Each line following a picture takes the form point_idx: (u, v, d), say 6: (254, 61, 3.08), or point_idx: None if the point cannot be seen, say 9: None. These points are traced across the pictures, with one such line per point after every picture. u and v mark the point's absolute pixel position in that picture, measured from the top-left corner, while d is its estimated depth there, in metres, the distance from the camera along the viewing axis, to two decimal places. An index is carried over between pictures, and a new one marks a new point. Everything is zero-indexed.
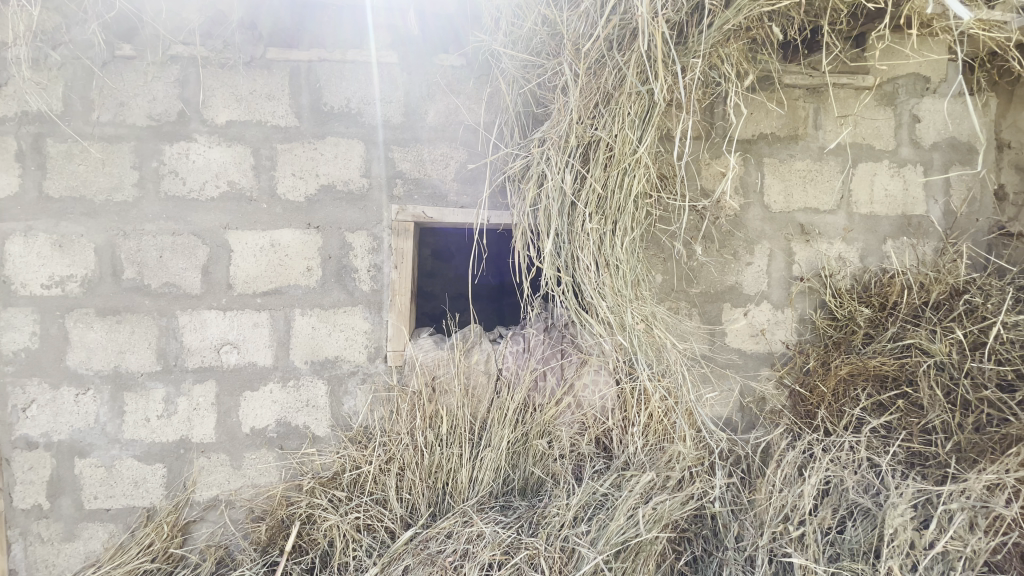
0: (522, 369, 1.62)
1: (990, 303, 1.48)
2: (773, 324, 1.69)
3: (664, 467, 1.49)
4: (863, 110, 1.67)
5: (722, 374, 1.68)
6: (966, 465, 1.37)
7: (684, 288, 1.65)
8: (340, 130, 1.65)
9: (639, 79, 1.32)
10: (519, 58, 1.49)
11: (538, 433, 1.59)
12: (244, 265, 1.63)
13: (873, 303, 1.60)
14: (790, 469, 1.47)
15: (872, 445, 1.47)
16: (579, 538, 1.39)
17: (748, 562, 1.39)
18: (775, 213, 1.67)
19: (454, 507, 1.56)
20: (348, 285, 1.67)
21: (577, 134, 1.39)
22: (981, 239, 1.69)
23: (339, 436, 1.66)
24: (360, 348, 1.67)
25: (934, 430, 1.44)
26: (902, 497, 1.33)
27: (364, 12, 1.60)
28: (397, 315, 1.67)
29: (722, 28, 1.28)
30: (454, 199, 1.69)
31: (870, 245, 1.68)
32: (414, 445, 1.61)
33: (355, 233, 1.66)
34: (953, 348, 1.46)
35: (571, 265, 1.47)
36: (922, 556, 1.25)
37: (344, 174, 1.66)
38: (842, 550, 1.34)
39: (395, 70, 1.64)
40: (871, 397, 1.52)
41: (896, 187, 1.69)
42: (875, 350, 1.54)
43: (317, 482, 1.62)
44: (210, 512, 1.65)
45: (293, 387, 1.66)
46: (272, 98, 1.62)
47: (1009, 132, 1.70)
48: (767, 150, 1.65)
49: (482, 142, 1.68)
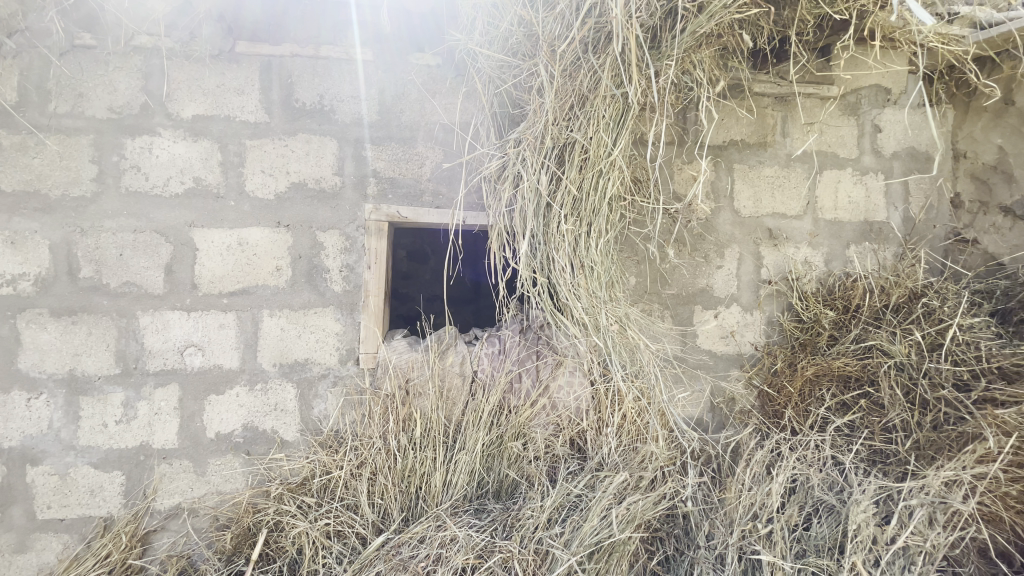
0: (497, 371, 1.62)
1: (946, 307, 1.56)
2: (742, 326, 1.72)
3: (637, 467, 1.50)
4: (828, 119, 1.72)
5: (694, 375, 1.71)
6: (924, 462, 1.41)
7: (656, 290, 1.67)
8: (312, 127, 1.62)
9: (614, 82, 1.33)
10: (495, 58, 1.48)
11: (512, 435, 1.58)
12: (210, 265, 1.58)
13: (836, 306, 1.66)
14: (758, 468, 1.49)
15: (836, 443, 1.51)
16: (552, 540, 1.38)
17: (718, 560, 1.39)
18: (744, 218, 1.71)
19: (426, 511, 1.53)
20: (319, 285, 1.63)
21: (553, 135, 1.40)
22: (939, 245, 1.76)
23: (308, 441, 1.63)
24: (332, 350, 1.64)
25: (895, 429, 1.48)
26: (864, 494, 1.36)
27: (347, 6, 1.56)
28: (370, 317, 1.64)
29: (695, 33, 1.30)
30: (429, 199, 1.67)
31: (835, 250, 1.74)
32: (386, 449, 1.58)
33: (327, 232, 1.63)
34: (912, 349, 1.52)
35: (547, 267, 1.47)
36: (883, 551, 1.28)
37: (316, 172, 1.62)
38: (808, 547, 1.36)
39: (373, 69, 1.62)
40: (835, 396, 1.56)
41: (859, 194, 1.75)
42: (839, 351, 1.59)
43: (285, 489, 1.57)
44: (172, 521, 1.59)
45: (260, 391, 1.61)
46: (241, 93, 1.58)
47: (965, 142, 1.78)
48: (737, 156, 1.69)
49: (458, 142, 1.67)
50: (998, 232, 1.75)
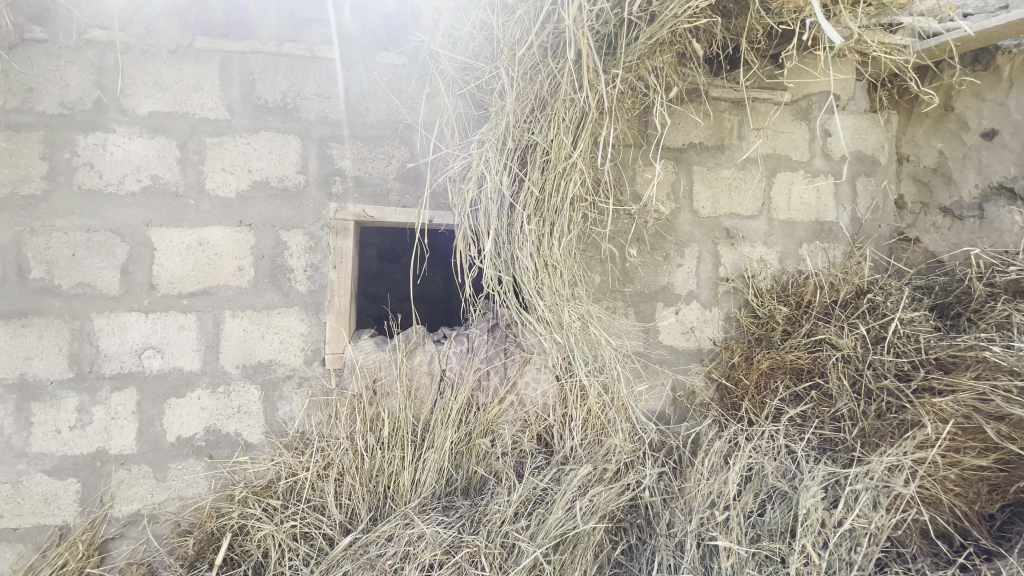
0: (466, 369, 1.64)
1: (889, 302, 1.66)
2: (701, 322, 1.79)
3: (601, 460, 1.54)
4: (780, 123, 1.80)
5: (655, 370, 1.76)
6: (869, 448, 1.49)
7: (619, 288, 1.72)
8: (274, 125, 1.60)
9: (573, 86, 1.36)
10: (458, 60, 1.49)
11: (480, 432, 1.60)
12: (169, 265, 1.55)
13: (790, 302, 1.74)
14: (716, 458, 1.56)
15: (790, 432, 1.58)
16: (519, 533, 1.41)
17: (678, 547, 1.44)
18: (702, 218, 1.77)
19: (394, 510, 1.53)
20: (283, 286, 1.61)
21: (515, 136, 1.42)
22: (883, 244, 1.87)
23: (273, 443, 1.61)
24: (297, 351, 1.62)
25: (843, 418, 1.57)
26: (814, 480, 1.44)
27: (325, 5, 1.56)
28: (336, 317, 1.63)
29: (648, 41, 1.34)
30: (395, 199, 1.67)
31: (788, 249, 1.82)
32: (353, 449, 1.57)
33: (291, 232, 1.61)
34: (858, 342, 1.61)
35: (512, 266, 1.49)
36: (831, 533, 1.35)
37: (279, 170, 1.60)
38: (762, 532, 1.42)
39: (336, 67, 1.61)
40: (789, 388, 1.64)
41: (810, 195, 1.83)
42: (792, 345, 1.67)
43: (250, 492, 1.55)
44: (131, 529, 1.54)
45: (223, 393, 1.59)
46: (200, 90, 1.55)
47: (908, 147, 1.88)
48: (696, 159, 1.75)
49: (423, 142, 1.67)
50: (939, 231, 1.84)
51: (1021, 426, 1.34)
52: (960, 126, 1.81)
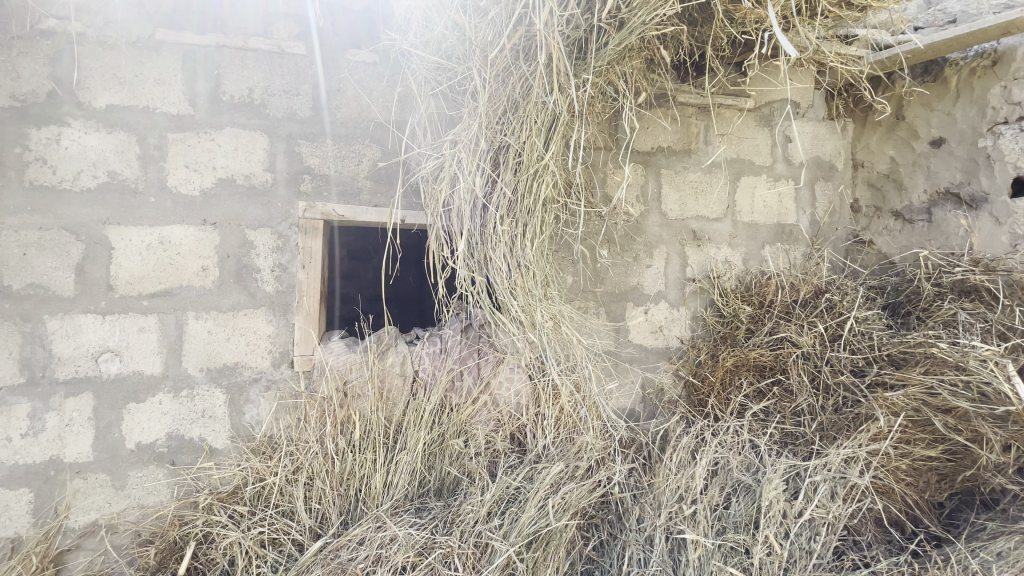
0: (439, 369, 1.64)
1: (845, 301, 1.73)
2: (669, 322, 1.83)
3: (573, 457, 1.56)
4: (744, 129, 1.86)
5: (625, 368, 1.79)
6: (827, 441, 1.56)
7: (590, 289, 1.75)
8: (241, 121, 1.56)
9: (545, 90, 1.37)
10: (431, 60, 1.48)
11: (454, 433, 1.59)
12: (128, 265, 1.49)
13: (753, 302, 1.80)
14: (683, 453, 1.60)
15: (753, 428, 1.64)
16: (492, 532, 1.40)
17: (647, 541, 1.46)
18: (670, 220, 1.81)
19: (366, 513, 1.51)
20: (249, 286, 1.58)
21: (487, 138, 1.43)
22: (840, 245, 1.95)
23: (239, 448, 1.57)
24: (264, 353, 1.59)
25: (803, 413, 1.63)
26: (776, 472, 1.49)
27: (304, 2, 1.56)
28: (305, 318, 1.61)
29: (618, 47, 1.36)
30: (366, 198, 1.65)
31: (752, 250, 1.88)
32: (323, 453, 1.55)
33: (257, 231, 1.57)
34: (816, 340, 1.67)
35: (485, 267, 1.50)
36: (792, 523, 1.40)
37: (245, 167, 1.56)
38: (727, 524, 1.45)
39: (305, 63, 1.59)
40: (752, 384, 1.70)
41: (772, 199, 1.90)
42: (756, 343, 1.73)
43: (215, 498, 1.51)
44: (87, 540, 1.48)
45: (186, 397, 1.54)
46: (162, 84, 1.50)
47: (863, 153, 1.98)
48: (664, 162, 1.80)
49: (394, 141, 1.66)
50: (891, 234, 1.93)
51: (966, 417, 1.44)
52: (910, 134, 1.88)
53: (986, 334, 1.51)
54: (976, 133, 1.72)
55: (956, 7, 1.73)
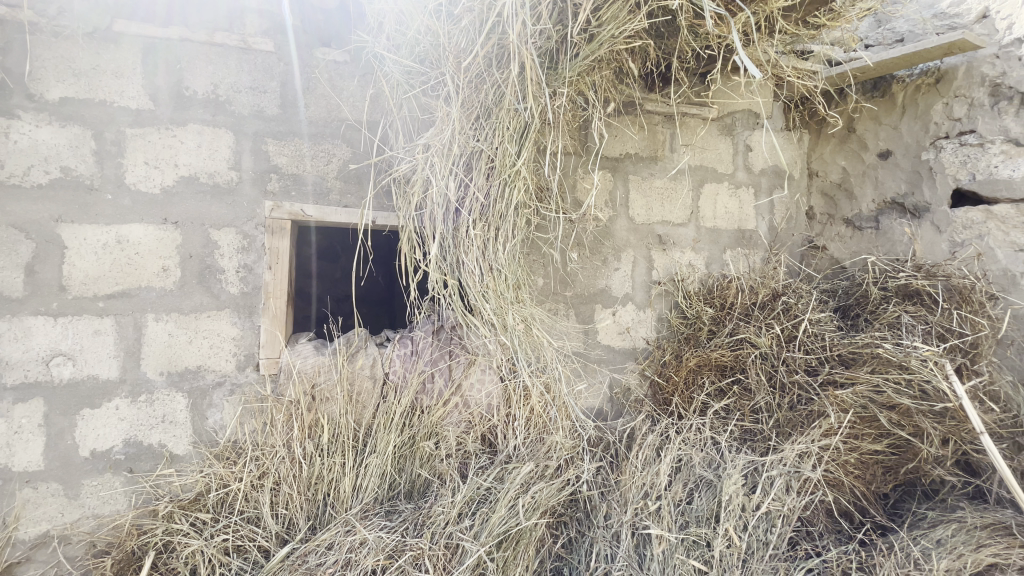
0: (410, 372, 1.64)
1: (800, 303, 1.81)
2: (636, 323, 1.88)
3: (543, 457, 1.58)
4: (708, 137, 1.93)
5: (594, 368, 1.83)
6: (783, 437, 1.63)
7: (560, 291, 1.78)
8: (204, 118, 1.52)
9: (517, 98, 1.39)
10: (403, 63, 1.48)
11: (424, 435, 1.60)
12: (83, 265, 1.43)
13: (715, 304, 1.87)
14: (649, 451, 1.65)
15: (715, 425, 1.70)
16: (462, 534, 1.40)
17: (614, 538, 1.50)
18: (637, 224, 1.86)
19: (334, 517, 1.49)
20: (213, 287, 1.54)
21: (460, 142, 1.43)
22: (796, 250, 2.06)
23: (202, 453, 1.53)
24: (228, 356, 1.55)
25: (761, 410, 1.70)
26: (735, 468, 1.55)
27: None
28: (271, 321, 1.58)
29: (588, 58, 1.39)
30: (336, 198, 1.63)
31: (714, 254, 1.96)
32: (290, 457, 1.52)
33: (221, 230, 1.53)
34: (774, 340, 1.74)
35: (457, 270, 1.51)
36: (750, 516, 1.46)
37: (209, 165, 1.52)
38: (690, 519, 1.50)
39: (272, 60, 1.56)
40: (713, 383, 1.76)
41: (734, 205, 1.98)
42: (717, 344, 1.79)
43: (175, 506, 1.47)
44: (38, 552, 1.41)
45: (145, 402, 1.49)
46: (120, 77, 1.44)
47: (817, 163, 2.08)
48: (631, 168, 1.84)
49: (366, 142, 1.64)
50: (842, 240, 2.04)
51: (908, 414, 1.54)
52: (860, 145, 1.99)
53: (926, 335, 1.60)
54: (919, 147, 1.84)
55: (903, 27, 1.84)
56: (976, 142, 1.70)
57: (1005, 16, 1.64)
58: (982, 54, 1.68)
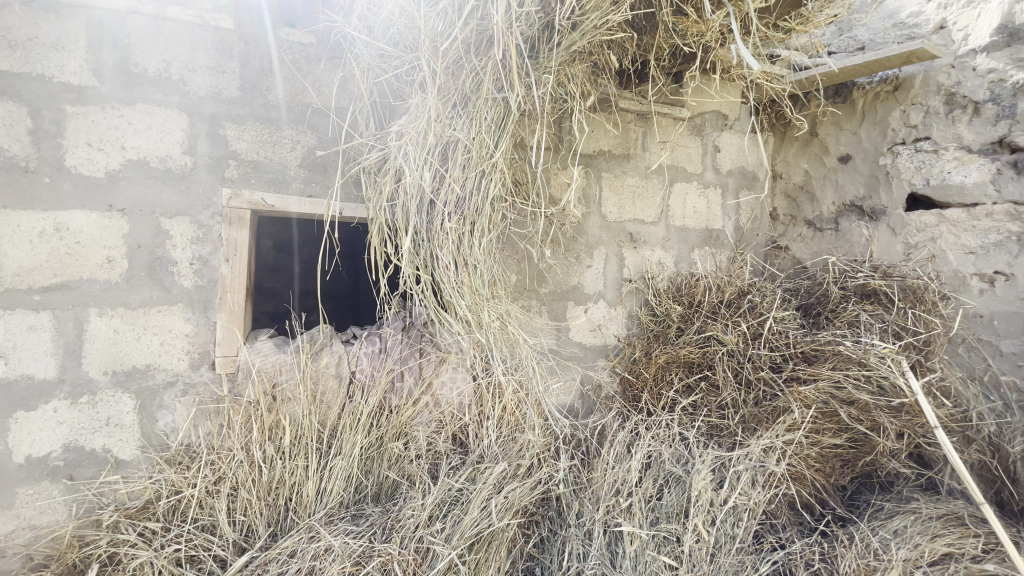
0: (378, 371, 1.57)
1: (765, 302, 1.83)
2: (607, 321, 1.88)
3: (515, 456, 1.55)
4: (680, 138, 1.95)
5: (566, 365, 1.82)
6: (749, 433, 1.64)
7: (534, 288, 1.76)
8: (155, 97, 1.41)
9: (496, 86, 1.35)
10: (375, 47, 1.43)
11: (393, 436, 1.54)
12: (16, 255, 1.31)
13: (683, 302, 1.88)
14: (620, 447, 1.65)
15: (682, 421, 1.72)
16: (433, 537, 1.35)
17: (587, 536, 1.48)
18: (610, 222, 1.86)
19: (297, 524, 1.41)
20: (163, 281, 1.43)
21: (435, 132, 1.38)
22: (761, 250, 2.13)
23: (151, 459, 1.43)
24: (180, 355, 1.45)
25: (727, 406, 1.72)
26: (704, 463, 1.56)
27: None
28: (228, 317, 1.49)
29: (569, 48, 1.37)
30: (299, 187, 1.54)
31: (683, 252, 1.98)
32: (248, 461, 1.44)
33: (173, 219, 1.43)
34: (740, 337, 1.75)
35: (430, 264, 1.46)
36: (718, 510, 1.47)
37: (160, 149, 1.42)
38: (660, 514, 1.50)
39: (232, 38, 1.47)
40: (682, 380, 1.77)
41: (702, 205, 2.00)
42: (686, 341, 1.80)
43: (121, 515, 1.36)
44: None
45: (87, 404, 1.38)
46: (61, 50, 1.33)
47: (781, 165, 2.15)
48: (605, 165, 1.84)
49: (333, 129, 1.57)
50: (804, 240, 2.10)
51: (866, 409, 1.57)
52: (822, 149, 2.05)
53: (883, 333, 1.65)
54: (877, 152, 1.91)
55: (864, 35, 1.94)
56: (931, 148, 1.78)
57: (961, 28, 1.73)
58: (938, 64, 1.75)
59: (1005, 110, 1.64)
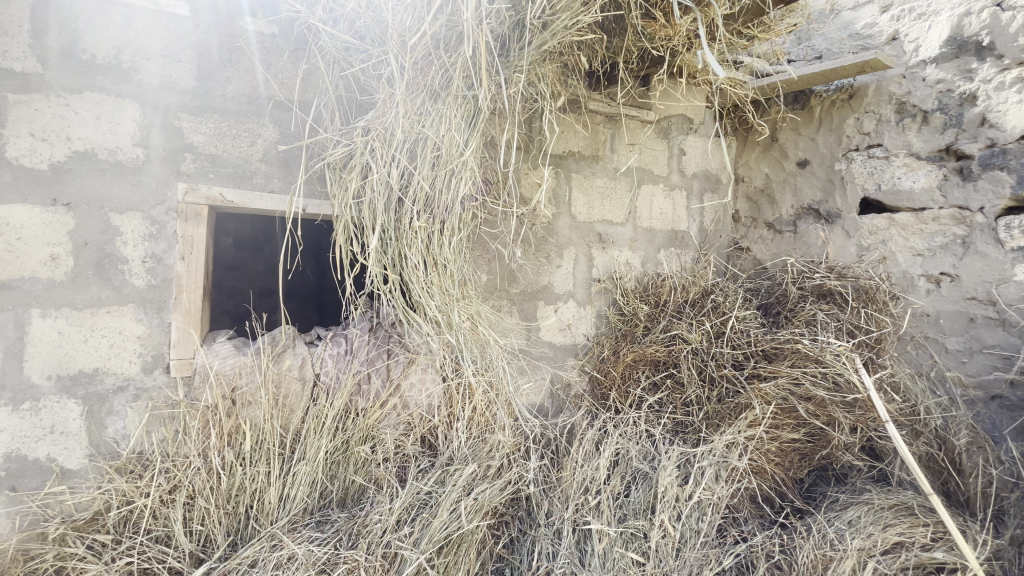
0: (343, 373, 1.53)
1: (728, 301, 1.87)
2: (577, 320, 1.89)
3: (485, 457, 1.54)
4: (647, 140, 1.97)
5: (536, 365, 1.82)
6: (712, 429, 1.68)
7: (505, 288, 1.75)
8: (104, 85, 1.33)
9: (466, 84, 1.34)
10: (341, 39, 1.39)
11: (360, 439, 1.50)
12: None
13: (650, 301, 1.91)
14: (589, 445, 1.66)
15: (649, 418, 1.74)
16: (401, 541, 1.32)
17: (556, 535, 1.48)
18: (580, 222, 1.87)
19: (258, 532, 1.36)
20: (113, 280, 1.36)
21: (403, 128, 1.36)
22: (723, 251, 2.20)
23: (100, 468, 1.36)
24: (132, 358, 1.38)
25: (692, 403, 1.75)
26: (670, 460, 1.59)
27: None
28: (183, 317, 1.42)
29: (540, 48, 1.37)
30: (260, 182, 1.49)
31: (650, 253, 2.01)
32: (206, 468, 1.38)
33: (124, 215, 1.36)
34: (704, 336, 1.79)
35: (398, 263, 1.44)
36: (684, 506, 1.49)
37: (110, 141, 1.34)
38: (628, 511, 1.52)
39: (188, 26, 1.40)
40: (648, 378, 1.80)
41: (668, 207, 2.04)
42: (652, 339, 1.83)
43: (68, 528, 1.29)
44: None
45: (29, 411, 1.30)
46: (2, 35, 1.25)
47: (743, 169, 2.22)
48: (575, 166, 1.85)
49: (296, 123, 1.52)
50: (765, 242, 2.17)
51: (822, 404, 1.62)
52: (781, 154, 2.11)
53: (838, 332, 1.71)
54: (833, 158, 1.98)
55: (822, 44, 2.03)
56: (882, 155, 1.86)
57: (912, 40, 1.81)
58: (890, 74, 1.83)
59: (952, 119, 1.72)
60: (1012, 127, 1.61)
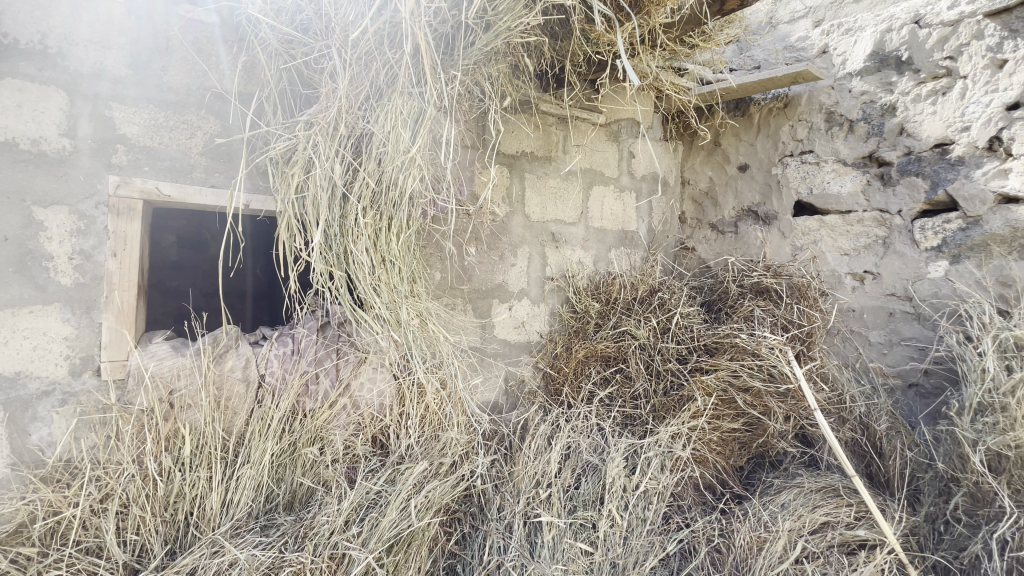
0: (290, 373, 1.49)
1: (674, 298, 1.93)
2: (531, 317, 1.92)
3: (437, 455, 1.54)
4: (596, 141, 2.02)
5: (489, 362, 1.84)
6: (659, 421, 1.74)
7: (457, 286, 1.76)
8: (26, 71, 1.26)
9: (411, 81, 1.34)
10: (283, 31, 1.37)
11: (307, 441, 1.47)
12: None
13: (601, 299, 1.95)
14: (541, 440, 1.69)
15: (599, 411, 1.78)
16: (349, 542, 1.30)
17: (507, 529, 1.50)
18: (532, 222, 1.90)
19: (199, 539, 1.31)
20: (36, 278, 1.29)
21: (347, 123, 1.36)
22: (671, 250, 2.29)
23: (23, 477, 1.28)
24: (58, 360, 1.31)
25: (641, 397, 1.80)
26: (618, 451, 1.64)
27: None
28: (116, 318, 1.35)
29: (484, 48, 1.39)
30: (200, 176, 1.43)
31: (601, 252, 2.06)
32: (141, 474, 1.32)
33: (48, 209, 1.29)
34: (651, 332, 1.84)
35: (345, 261, 1.42)
36: (631, 496, 1.54)
37: (33, 130, 1.27)
38: (577, 503, 1.56)
39: (120, 11, 1.34)
40: (600, 373, 1.83)
41: (619, 208, 2.09)
42: (603, 335, 1.87)
43: None
44: None
45: None
46: None
47: (689, 172, 2.31)
48: (527, 167, 1.88)
49: (236, 115, 1.47)
50: (708, 243, 2.26)
51: (758, 395, 1.69)
52: (723, 158, 2.21)
53: (774, 326, 1.80)
54: (770, 162, 2.09)
55: (759, 55, 2.13)
56: (814, 160, 1.98)
57: (839, 53, 1.93)
58: (821, 85, 1.95)
59: (873, 128, 1.85)
60: (926, 136, 1.75)
